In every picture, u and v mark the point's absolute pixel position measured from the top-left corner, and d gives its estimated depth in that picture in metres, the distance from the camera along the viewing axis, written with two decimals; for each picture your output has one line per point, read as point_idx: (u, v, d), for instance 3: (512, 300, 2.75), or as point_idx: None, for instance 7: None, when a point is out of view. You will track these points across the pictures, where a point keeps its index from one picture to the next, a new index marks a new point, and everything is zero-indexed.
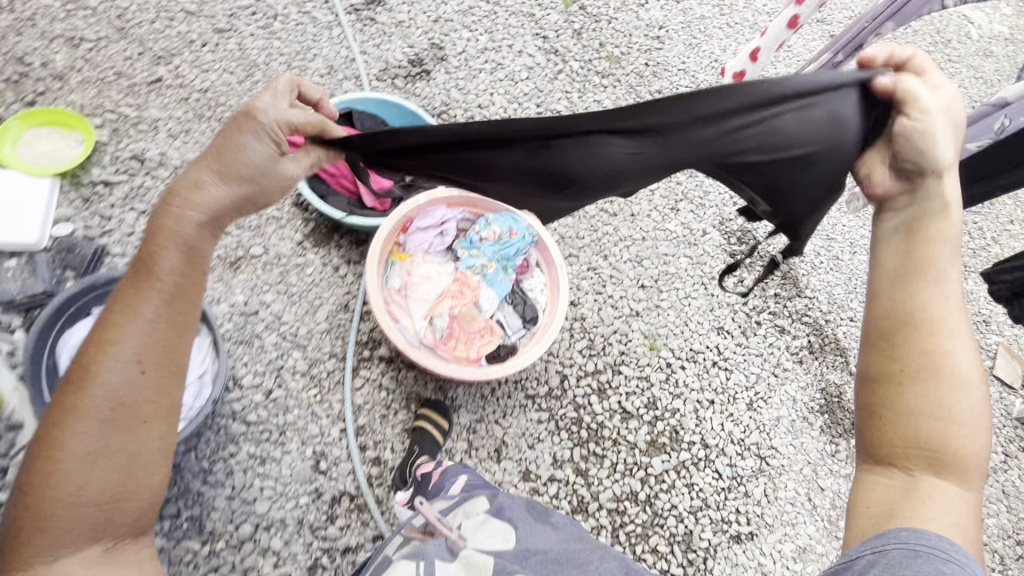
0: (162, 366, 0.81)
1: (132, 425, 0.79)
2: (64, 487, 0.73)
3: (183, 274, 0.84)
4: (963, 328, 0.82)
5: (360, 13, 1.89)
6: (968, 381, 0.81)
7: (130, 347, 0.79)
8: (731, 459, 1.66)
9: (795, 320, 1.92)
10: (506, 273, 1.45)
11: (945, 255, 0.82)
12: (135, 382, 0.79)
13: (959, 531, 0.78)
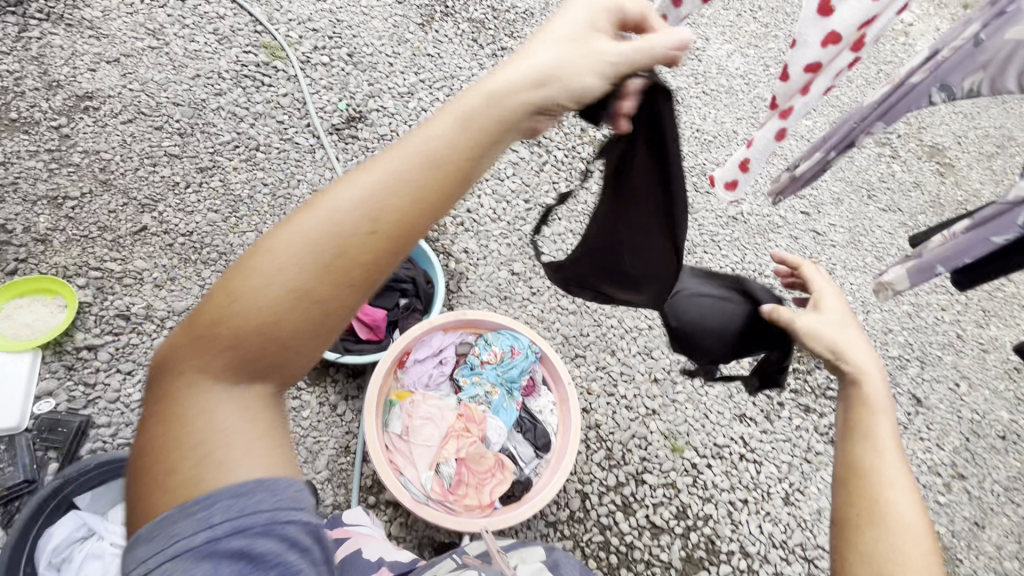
0: (320, 292, 0.56)
1: (256, 355, 0.56)
2: (187, 363, 0.55)
3: (417, 166, 0.59)
4: (907, 478, 0.76)
5: (342, 132, 1.91)
6: (921, 533, 0.72)
7: (298, 235, 0.56)
8: (775, 566, 1.53)
9: (820, 396, 1.82)
10: (512, 397, 1.38)
11: (870, 412, 0.83)
12: (281, 307, 0.55)
13: None
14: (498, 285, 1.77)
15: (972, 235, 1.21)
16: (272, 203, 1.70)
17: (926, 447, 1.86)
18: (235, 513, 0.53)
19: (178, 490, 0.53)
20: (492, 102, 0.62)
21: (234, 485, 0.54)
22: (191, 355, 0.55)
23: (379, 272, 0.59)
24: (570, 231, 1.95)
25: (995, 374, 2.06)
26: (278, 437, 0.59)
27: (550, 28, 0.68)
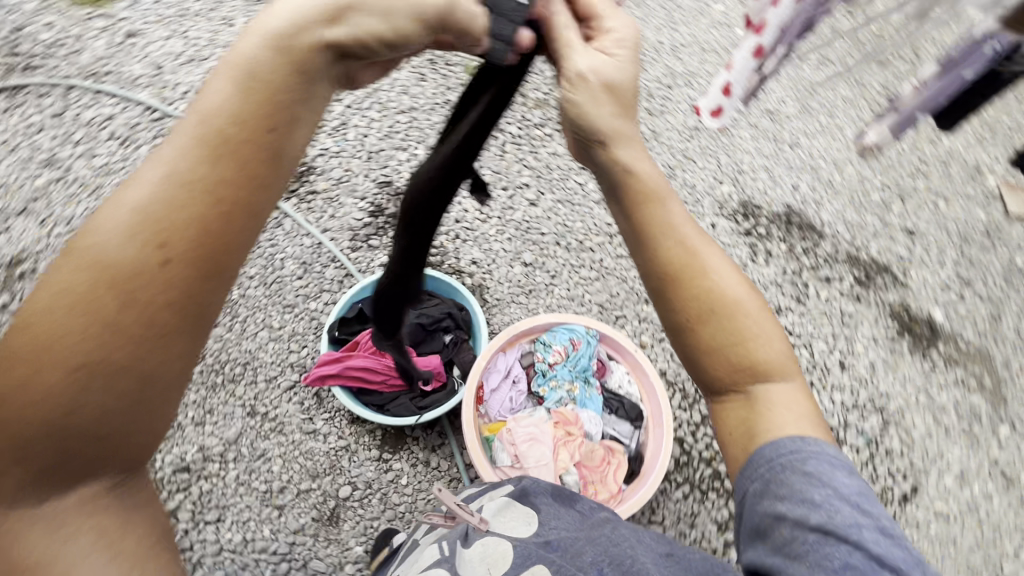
0: (148, 284, 0.63)
1: (65, 415, 0.63)
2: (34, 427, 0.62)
3: (200, 160, 0.66)
4: (716, 264, 0.80)
5: (298, 191, 1.79)
6: (741, 305, 0.79)
7: (92, 281, 0.62)
8: (856, 426, 1.70)
9: (830, 265, 1.97)
10: (590, 386, 1.41)
11: (675, 214, 0.82)
12: (96, 352, 0.63)
13: (804, 419, 0.77)
14: (519, 282, 1.76)
15: (942, 79, 1.27)
16: (269, 294, 1.62)
17: (933, 270, 2.03)
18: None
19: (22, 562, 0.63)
20: (270, 55, 0.69)
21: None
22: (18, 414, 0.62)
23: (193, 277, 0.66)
24: (559, 201, 1.93)
25: (963, 181, 2.25)
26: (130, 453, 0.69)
27: (285, 14, 0.71)
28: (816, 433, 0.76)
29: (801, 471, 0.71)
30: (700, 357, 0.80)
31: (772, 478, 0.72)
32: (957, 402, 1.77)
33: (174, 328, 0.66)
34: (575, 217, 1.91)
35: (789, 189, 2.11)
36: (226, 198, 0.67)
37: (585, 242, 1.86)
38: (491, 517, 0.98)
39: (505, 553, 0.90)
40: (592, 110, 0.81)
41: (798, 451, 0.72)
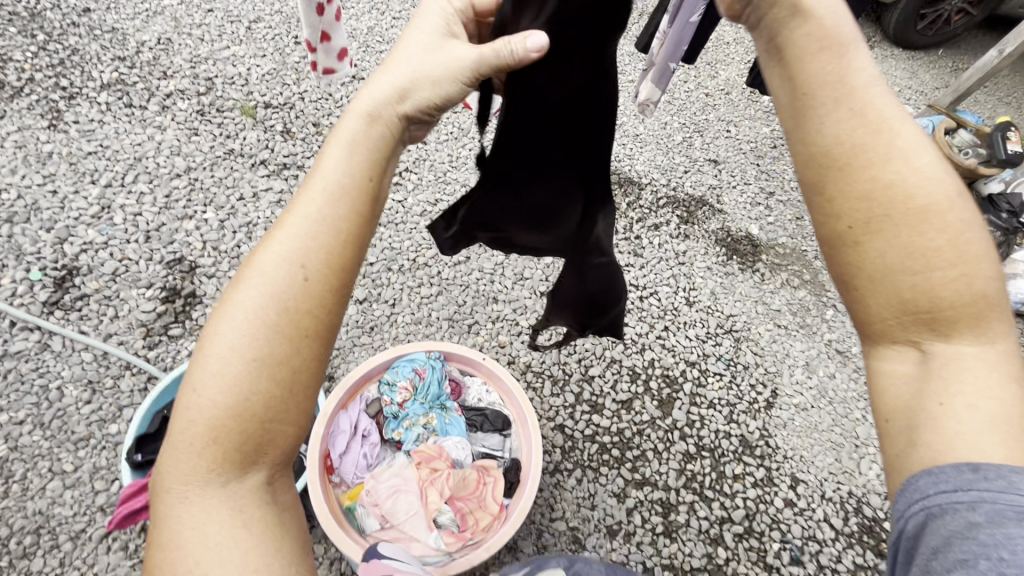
0: (286, 351, 0.60)
1: (252, 417, 0.59)
2: (217, 425, 0.58)
3: (311, 238, 0.62)
4: (896, 151, 0.65)
5: (62, 300, 1.50)
6: (930, 215, 0.64)
7: (260, 312, 0.60)
8: (714, 354, 1.77)
9: (655, 210, 2.06)
10: (448, 410, 1.32)
11: (856, 97, 0.67)
12: (272, 364, 0.60)
13: (994, 403, 0.62)
14: (357, 322, 1.62)
15: (676, 27, 1.28)
16: (46, 434, 1.31)
17: (740, 190, 2.20)
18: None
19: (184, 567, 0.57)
20: (360, 128, 0.67)
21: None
22: (221, 423, 0.58)
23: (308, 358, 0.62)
24: (380, 225, 1.83)
25: (743, 106, 2.49)
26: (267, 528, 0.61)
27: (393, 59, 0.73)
28: (1001, 452, 0.59)
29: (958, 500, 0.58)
30: (839, 270, 0.69)
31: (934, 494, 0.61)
32: (789, 302, 1.93)
33: (317, 351, 0.63)
34: (401, 238, 1.81)
35: None
36: (348, 235, 0.64)
37: (417, 260, 1.77)
38: None
39: None
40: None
41: (968, 492, 0.58)
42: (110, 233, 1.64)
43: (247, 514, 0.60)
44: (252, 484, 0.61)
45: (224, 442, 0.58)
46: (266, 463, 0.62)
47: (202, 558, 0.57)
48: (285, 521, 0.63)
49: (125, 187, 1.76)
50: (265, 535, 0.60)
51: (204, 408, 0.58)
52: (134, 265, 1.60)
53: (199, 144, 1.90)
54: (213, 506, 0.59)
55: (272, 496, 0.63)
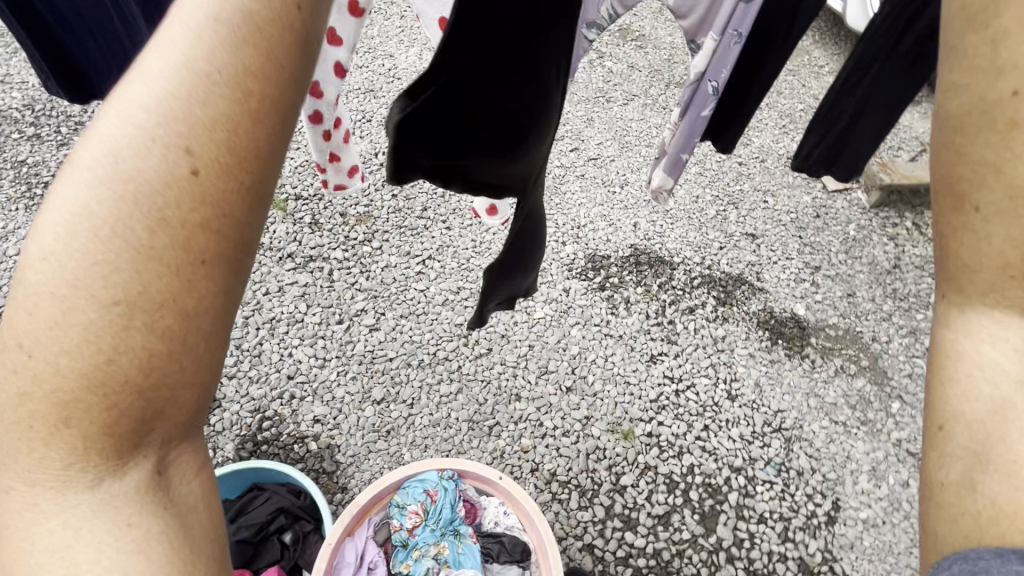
0: (168, 279, 0.35)
1: (106, 376, 0.34)
2: (48, 381, 0.34)
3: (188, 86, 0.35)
4: None
5: None
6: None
7: (111, 191, 0.35)
8: (762, 457, 1.59)
9: (690, 290, 1.94)
10: (462, 536, 1.23)
11: None
12: (138, 289, 0.34)
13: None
14: (373, 425, 1.57)
15: (688, 119, 1.12)
16: None
17: (783, 266, 2.05)
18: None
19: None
20: None
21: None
22: (61, 376, 0.34)
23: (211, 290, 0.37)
24: (402, 316, 1.81)
25: (780, 172, 2.38)
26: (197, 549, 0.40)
27: None
28: None
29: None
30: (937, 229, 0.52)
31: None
32: (846, 394, 1.74)
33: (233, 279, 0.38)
34: (422, 330, 1.77)
35: (630, 227, 2.11)
36: (269, 79, 0.37)
37: (437, 354, 1.73)
38: None
39: None
40: None
41: None
42: None
43: (135, 530, 0.37)
44: (137, 484, 0.38)
45: (72, 417, 0.35)
46: (159, 444, 0.39)
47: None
48: (197, 535, 0.40)
49: None
50: (166, 561, 0.38)
51: (33, 344, 0.35)
52: None
53: None
54: (73, 519, 0.36)
55: (174, 498, 0.39)
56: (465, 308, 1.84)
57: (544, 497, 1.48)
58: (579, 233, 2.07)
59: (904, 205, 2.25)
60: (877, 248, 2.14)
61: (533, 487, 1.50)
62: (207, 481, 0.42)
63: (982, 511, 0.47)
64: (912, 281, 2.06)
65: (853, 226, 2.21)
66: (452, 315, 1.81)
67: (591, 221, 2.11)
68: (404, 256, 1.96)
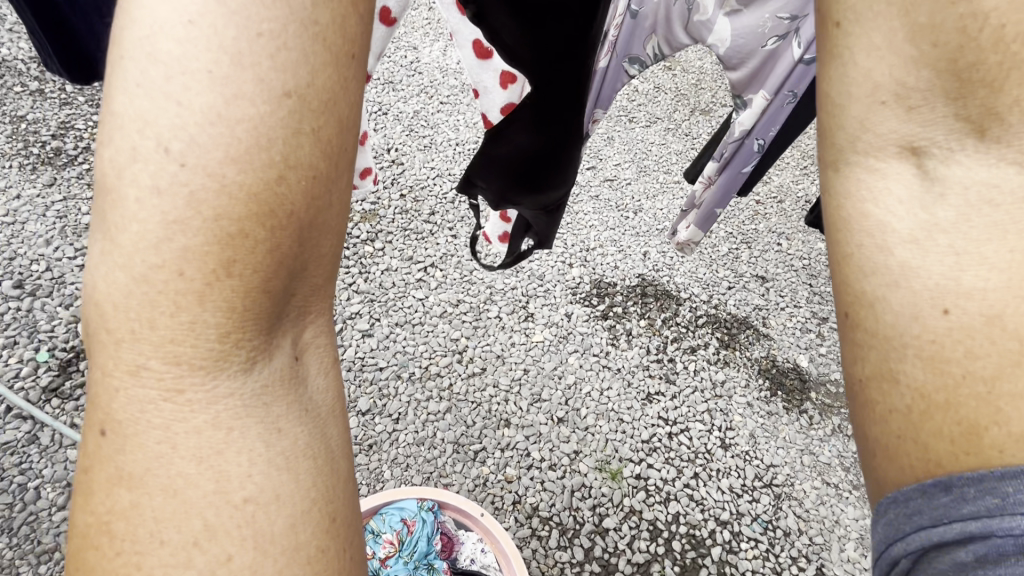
0: (329, 107, 0.34)
1: (276, 194, 0.32)
2: (204, 200, 0.30)
3: None
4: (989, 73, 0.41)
5: (66, 389, 1.49)
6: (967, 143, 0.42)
7: None
8: (749, 513, 1.55)
9: (693, 329, 1.89)
10: (434, 569, 1.16)
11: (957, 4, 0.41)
12: (306, 82, 0.33)
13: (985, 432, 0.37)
14: (355, 437, 1.53)
15: (725, 175, 1.16)
16: (11, 543, 1.28)
17: (790, 313, 2.01)
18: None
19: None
20: None
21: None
22: (226, 193, 0.31)
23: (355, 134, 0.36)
24: (397, 324, 1.75)
25: (796, 216, 2.33)
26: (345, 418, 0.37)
27: None
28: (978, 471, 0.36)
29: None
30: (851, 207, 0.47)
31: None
32: (840, 455, 1.70)
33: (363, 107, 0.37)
34: (416, 341, 1.72)
35: (639, 255, 2.05)
36: None
37: (429, 367, 1.68)
38: None
39: None
40: None
41: None
42: None
43: (284, 439, 0.33)
44: (282, 369, 0.34)
45: (233, 259, 0.31)
46: (295, 316, 0.35)
47: (204, 530, 0.31)
48: (338, 451, 0.36)
49: None
50: (311, 485, 0.34)
51: (189, 148, 0.30)
52: None
53: None
54: (223, 416, 0.32)
55: (311, 397, 0.36)
56: (463, 323, 1.78)
57: (523, 532, 1.44)
58: (587, 255, 2.02)
59: None
60: None
61: (512, 521, 1.45)
62: (339, 378, 0.39)
63: (911, 406, 0.39)
64: None
65: None
66: (449, 328, 1.76)
67: (599, 245, 2.05)
68: (406, 261, 1.90)
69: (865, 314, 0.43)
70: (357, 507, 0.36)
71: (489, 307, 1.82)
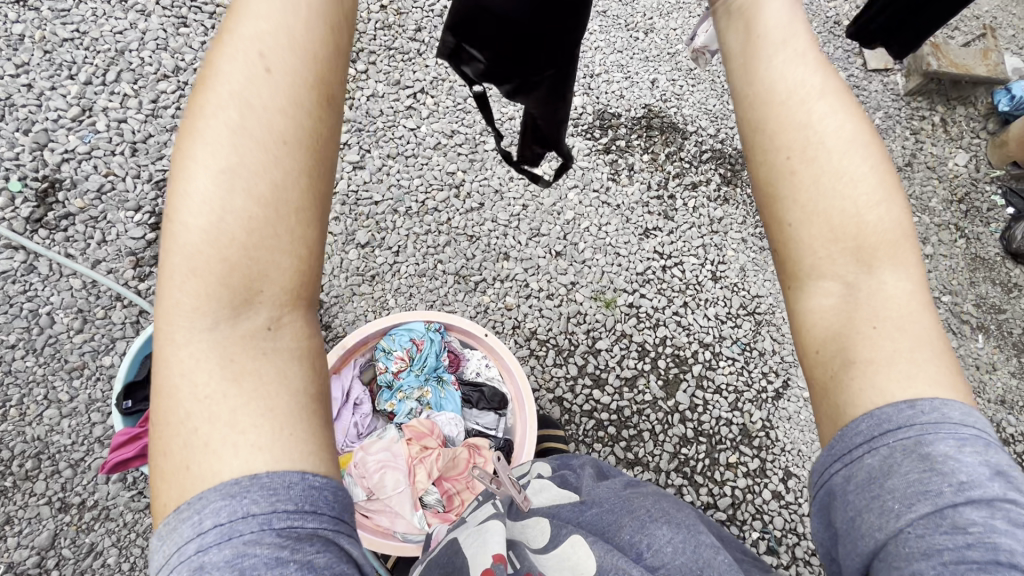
0: (263, 193, 0.48)
1: (220, 246, 0.47)
2: (190, 250, 0.47)
3: (287, 86, 0.49)
4: (807, 76, 0.56)
5: (49, 218, 1.47)
6: (803, 112, 0.55)
7: (232, 128, 0.48)
8: (731, 337, 1.67)
9: (696, 164, 1.82)
10: (445, 384, 1.30)
11: (776, 11, 0.58)
12: (247, 189, 0.48)
13: (896, 327, 0.53)
14: (357, 269, 1.55)
15: None
16: (41, 361, 1.38)
17: None
18: (231, 510, 0.44)
19: (165, 438, 0.47)
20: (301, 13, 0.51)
21: (225, 463, 0.45)
22: (200, 239, 0.47)
23: (283, 230, 0.48)
24: (390, 156, 1.66)
25: (823, 37, 2.10)
26: (298, 396, 0.49)
27: None
28: (916, 373, 0.52)
29: (953, 519, 0.47)
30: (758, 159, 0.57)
31: (873, 480, 0.51)
32: None
33: (321, 171, 0.51)
34: (411, 174, 1.65)
35: (646, 83, 1.88)
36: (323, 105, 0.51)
37: (426, 202, 1.64)
38: (533, 495, 0.84)
39: (544, 529, 0.75)
40: None
41: None
42: (92, 142, 1.54)
43: (237, 371, 0.48)
44: (245, 339, 0.48)
45: (195, 277, 0.47)
46: (264, 313, 0.49)
47: (187, 414, 0.47)
48: (286, 387, 0.49)
49: (108, 87, 1.59)
50: (254, 394, 0.47)
51: (188, 213, 0.47)
52: (121, 182, 1.52)
53: (188, 37, 1.66)
54: (194, 357, 0.47)
55: (279, 350, 0.49)
56: (459, 156, 1.69)
57: (522, 352, 1.56)
58: (590, 83, 1.85)
59: (940, 96, 2.06)
60: (895, 143, 2.00)
61: (513, 343, 1.56)
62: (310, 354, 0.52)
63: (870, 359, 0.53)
64: (919, 182, 1.97)
65: (879, 115, 2.04)
66: (443, 159, 1.68)
67: (603, 71, 1.86)
68: (394, 86, 1.72)
69: (811, 285, 0.55)
70: (299, 431, 0.48)
71: (485, 139, 1.71)
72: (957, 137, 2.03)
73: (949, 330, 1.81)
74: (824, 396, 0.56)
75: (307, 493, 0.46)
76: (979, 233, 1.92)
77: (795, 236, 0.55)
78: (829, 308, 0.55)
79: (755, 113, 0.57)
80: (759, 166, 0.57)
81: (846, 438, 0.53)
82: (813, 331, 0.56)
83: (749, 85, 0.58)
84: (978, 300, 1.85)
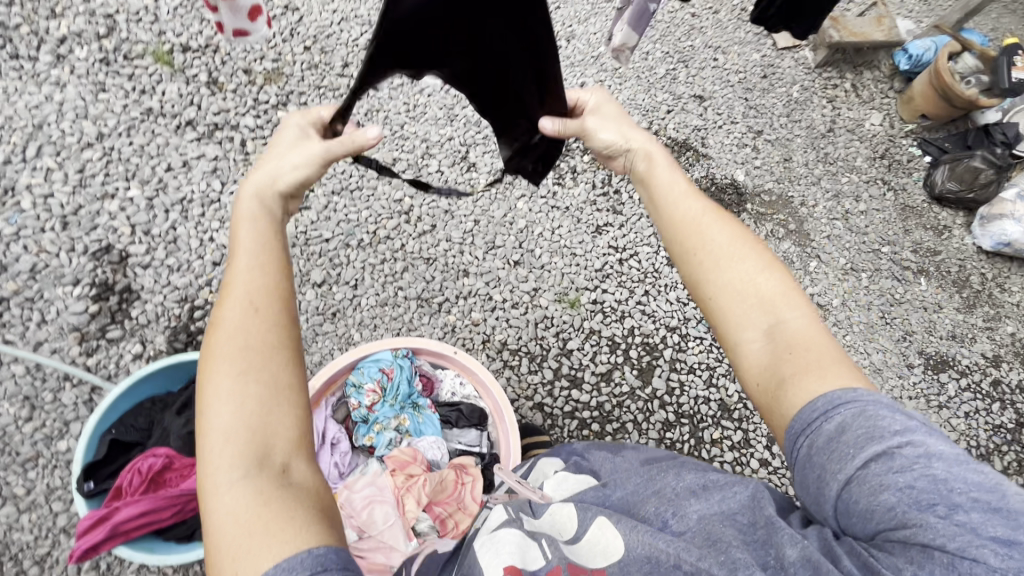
0: (262, 366, 0.64)
1: (243, 408, 0.61)
2: (216, 423, 0.61)
3: (261, 289, 0.69)
4: (697, 206, 0.83)
5: None
6: (694, 227, 0.81)
7: (232, 328, 0.66)
8: (695, 317, 1.71)
9: None
10: (421, 408, 1.28)
11: (664, 173, 0.88)
12: (248, 368, 0.63)
13: (810, 353, 0.68)
14: (317, 308, 1.53)
15: None
16: None
17: (727, 130, 2.02)
18: None
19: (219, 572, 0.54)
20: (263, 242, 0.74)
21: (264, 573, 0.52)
22: (225, 411, 0.61)
23: (284, 388, 0.64)
24: (334, 193, 1.65)
25: (734, 24, 2.22)
26: (315, 507, 0.59)
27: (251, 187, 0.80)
28: (836, 377, 0.65)
29: (897, 458, 0.55)
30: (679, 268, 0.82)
31: (828, 435, 0.60)
32: None
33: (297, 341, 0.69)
34: (358, 206, 1.65)
35: (576, 88, 1.94)
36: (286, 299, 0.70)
37: (377, 232, 1.64)
38: (553, 490, 0.84)
39: (571, 513, 0.74)
40: (642, 154, 0.91)
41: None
42: (18, 221, 1.48)
43: (268, 494, 0.57)
44: (269, 471, 0.59)
45: (225, 436, 0.60)
46: (280, 450, 0.61)
47: (230, 547, 0.54)
48: (305, 501, 0.58)
49: (29, 163, 1.54)
50: (282, 508, 0.56)
51: (212, 397, 0.62)
52: (56, 258, 1.46)
53: (108, 103, 1.62)
54: (229, 499, 0.57)
55: (295, 480, 0.60)
56: (403, 182, 1.70)
57: (495, 365, 1.56)
58: None
59: (847, 65, 2.20)
60: (815, 113, 2.12)
61: (485, 358, 1.56)
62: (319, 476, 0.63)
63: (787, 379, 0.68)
64: (842, 145, 2.09)
65: (796, 89, 2.16)
66: (389, 188, 1.68)
67: None
68: None
69: (738, 340, 0.74)
70: (320, 532, 0.56)
71: (427, 162, 1.73)
72: (869, 99, 2.17)
73: (895, 278, 1.91)
74: (774, 422, 0.69)
75: (318, 558, 0.53)
76: (905, 184, 2.04)
77: (716, 307, 0.76)
78: (754, 356, 0.72)
79: (670, 238, 0.82)
80: (684, 271, 0.81)
81: (792, 438, 0.64)
82: (749, 372, 0.72)
83: (662, 220, 0.84)
84: (915, 246, 1.96)
